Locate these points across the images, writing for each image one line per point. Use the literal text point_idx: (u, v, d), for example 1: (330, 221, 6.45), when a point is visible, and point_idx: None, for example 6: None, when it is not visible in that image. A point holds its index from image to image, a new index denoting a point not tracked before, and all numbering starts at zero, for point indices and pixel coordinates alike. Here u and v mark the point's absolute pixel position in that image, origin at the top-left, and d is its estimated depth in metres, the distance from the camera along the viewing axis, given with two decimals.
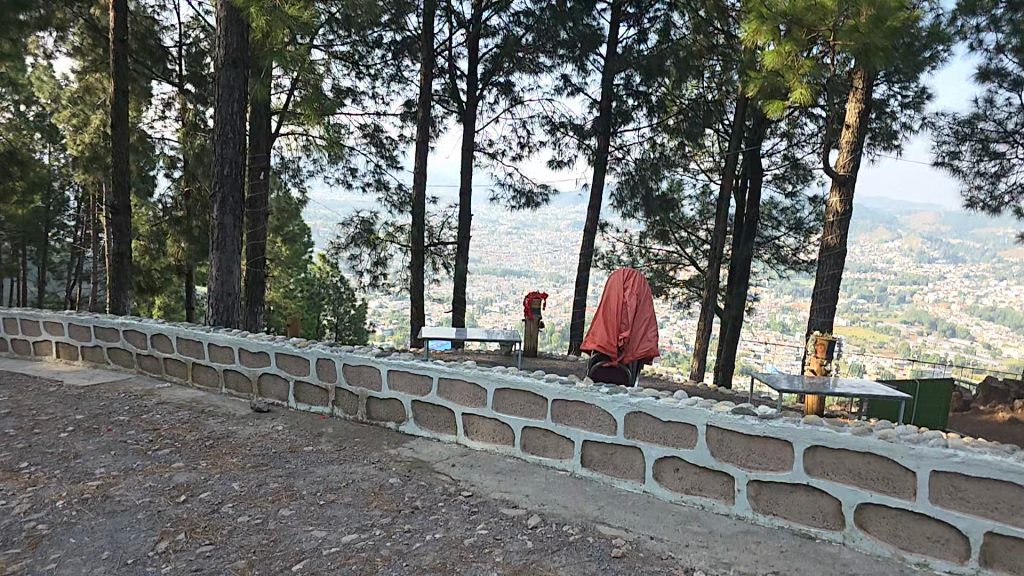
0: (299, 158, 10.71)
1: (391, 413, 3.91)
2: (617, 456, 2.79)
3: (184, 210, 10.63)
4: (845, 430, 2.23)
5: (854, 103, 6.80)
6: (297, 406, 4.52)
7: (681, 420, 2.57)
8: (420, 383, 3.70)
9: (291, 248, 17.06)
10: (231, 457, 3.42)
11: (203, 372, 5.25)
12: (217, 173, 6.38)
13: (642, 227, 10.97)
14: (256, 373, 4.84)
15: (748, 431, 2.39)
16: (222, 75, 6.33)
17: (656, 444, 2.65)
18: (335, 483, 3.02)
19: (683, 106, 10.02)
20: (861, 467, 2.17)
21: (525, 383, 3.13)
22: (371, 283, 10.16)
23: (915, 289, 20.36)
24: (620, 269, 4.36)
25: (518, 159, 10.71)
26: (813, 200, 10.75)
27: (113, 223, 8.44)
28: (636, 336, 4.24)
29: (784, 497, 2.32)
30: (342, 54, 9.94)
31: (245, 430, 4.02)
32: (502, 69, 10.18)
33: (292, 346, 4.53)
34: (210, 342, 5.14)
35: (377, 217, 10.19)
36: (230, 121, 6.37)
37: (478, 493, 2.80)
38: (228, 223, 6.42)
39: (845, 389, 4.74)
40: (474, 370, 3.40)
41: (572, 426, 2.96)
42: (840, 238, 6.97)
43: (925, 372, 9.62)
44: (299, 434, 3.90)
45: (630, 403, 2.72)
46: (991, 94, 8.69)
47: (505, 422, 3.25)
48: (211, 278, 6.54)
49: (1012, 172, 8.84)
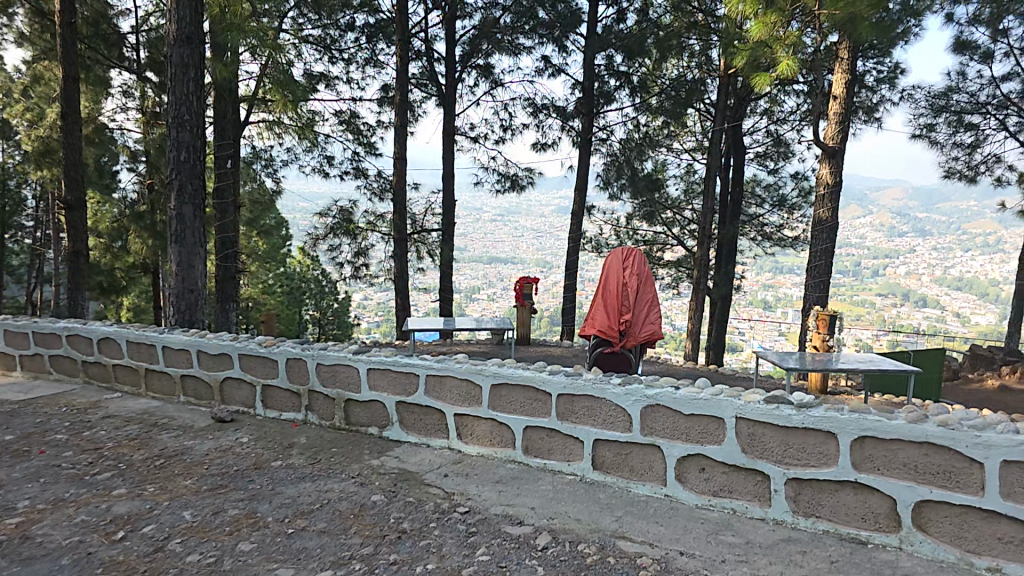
0: (272, 146, 10.00)
1: (372, 418, 3.52)
2: (633, 457, 2.46)
3: (145, 204, 9.77)
4: (897, 418, 1.90)
5: (843, 73, 6.55)
6: (265, 414, 4.10)
7: (705, 412, 2.24)
8: (404, 382, 3.31)
9: (269, 243, 16.27)
10: (184, 480, 3.07)
11: (158, 379, 4.77)
12: (173, 159, 5.75)
13: (629, 208, 10.53)
14: (217, 378, 4.39)
15: (784, 423, 2.07)
16: (174, 51, 5.62)
17: (677, 441, 2.33)
18: (306, 505, 2.66)
19: (664, 86, 9.66)
20: (919, 459, 1.84)
21: (524, 378, 2.78)
22: (352, 274, 9.57)
23: (887, 263, 20.80)
24: (619, 248, 4.00)
25: (501, 142, 10.28)
26: (796, 176, 10.49)
27: (66, 219, 7.65)
28: (639, 320, 3.92)
29: (828, 498, 2.01)
30: (314, 38, 9.23)
31: (203, 445, 3.65)
32: (481, 50, 9.65)
33: (258, 347, 4.07)
34: (166, 345, 4.65)
35: (356, 206, 9.63)
36: (184, 103, 5.72)
37: (476, 509, 2.45)
38: (187, 214, 5.81)
39: (851, 366, 4.53)
40: (466, 365, 3.03)
41: (580, 424, 2.62)
42: (833, 211, 6.77)
43: (899, 343, 9.73)
44: (267, 447, 3.51)
45: (646, 395, 2.39)
46: (963, 67, 8.60)
47: (503, 422, 2.91)
48: (171, 274, 5.93)
49: (988, 142, 8.80)
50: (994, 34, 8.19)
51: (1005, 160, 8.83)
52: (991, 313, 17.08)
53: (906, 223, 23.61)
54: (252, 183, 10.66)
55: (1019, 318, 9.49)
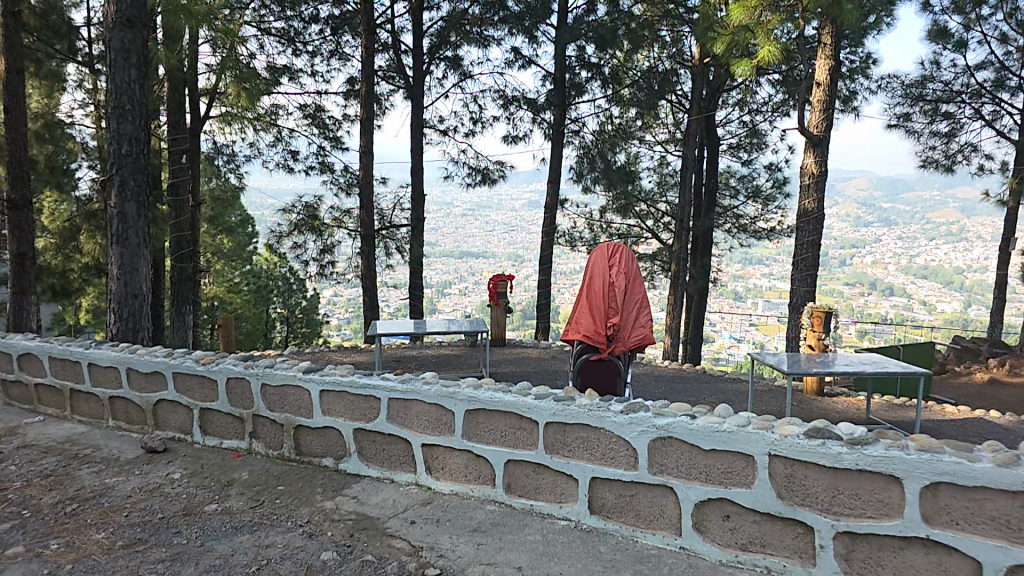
0: (231, 141, 9.18)
1: (327, 448, 3.00)
2: (638, 501, 2.04)
3: (100, 202, 8.30)
4: (980, 460, 1.51)
5: (825, 59, 6.14)
6: (204, 441, 3.52)
7: (731, 449, 1.82)
8: (364, 407, 2.81)
9: (234, 240, 15.33)
10: (96, 532, 2.49)
11: (85, 400, 4.11)
12: (113, 153, 4.99)
13: (602, 201, 10.07)
14: (150, 400, 3.77)
15: (833, 463, 1.66)
16: (113, 35, 4.85)
17: (694, 482, 1.91)
18: (239, 568, 2.12)
19: (634, 79, 9.15)
20: (1010, 513, 1.46)
21: (506, 403, 2.31)
22: (319, 273, 8.96)
23: (854, 253, 21.14)
24: (604, 244, 3.63)
25: (471, 135, 9.70)
26: (770, 167, 10.22)
27: (9, 220, 6.68)
28: (628, 323, 3.49)
29: (889, 557, 1.61)
30: (276, 30, 8.48)
31: (127, 484, 3.05)
32: (450, 42, 9.03)
33: (195, 365, 3.49)
34: (92, 363, 4.00)
35: (321, 201, 8.97)
36: (125, 92, 4.94)
37: (450, 571, 1.97)
38: (130, 212, 5.08)
39: (854, 368, 4.22)
40: (436, 388, 2.55)
41: (573, 459, 2.18)
42: (818, 203, 6.40)
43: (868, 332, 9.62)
44: (201, 487, 2.95)
45: (656, 426, 1.96)
46: (937, 55, 8.48)
47: (481, 455, 2.44)
48: (111, 278, 5.18)
49: (965, 130, 8.73)
50: (967, 22, 8.10)
51: (982, 149, 8.82)
52: (957, 299, 17.44)
53: (870, 212, 23.95)
54: (214, 181, 9.84)
55: (998, 308, 9.51)
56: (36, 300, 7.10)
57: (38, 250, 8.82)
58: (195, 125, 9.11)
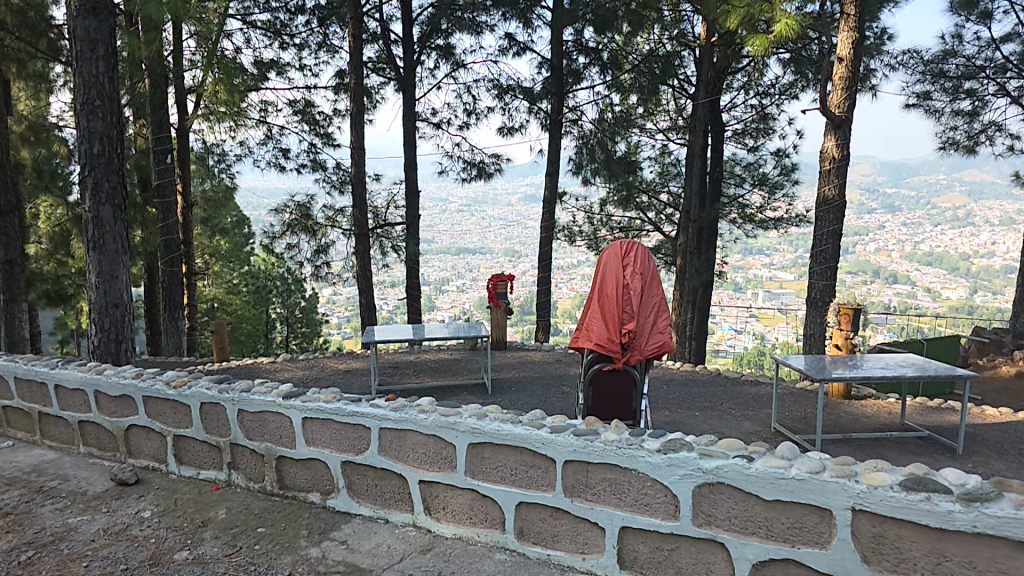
0: (221, 141, 8.76)
1: (312, 481, 2.65)
2: (680, 555, 1.71)
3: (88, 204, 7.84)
4: None
5: (847, 33, 5.71)
6: (179, 471, 3.17)
7: (800, 500, 1.50)
8: (353, 437, 2.46)
9: (226, 240, 14.88)
10: None
11: (53, 424, 3.74)
12: (83, 152, 4.57)
13: (601, 194, 9.75)
14: (121, 426, 3.41)
15: (939, 524, 1.34)
16: (75, 23, 4.43)
17: (752, 538, 1.58)
18: None
19: (635, 64, 8.78)
20: None
21: (516, 437, 1.98)
22: (314, 274, 8.59)
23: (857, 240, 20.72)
24: (616, 241, 3.30)
25: (465, 128, 9.24)
26: (777, 153, 9.81)
27: None
28: (644, 329, 3.13)
29: None
30: (262, 22, 8.06)
31: (92, 524, 2.69)
32: (441, 29, 8.63)
33: (166, 388, 3.12)
34: (58, 384, 3.64)
35: (314, 200, 8.57)
36: (93, 86, 4.52)
37: None
38: (106, 215, 4.68)
39: (894, 372, 3.83)
40: (434, 419, 2.21)
41: (599, 504, 1.84)
42: (839, 189, 6.02)
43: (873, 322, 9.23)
44: (174, 528, 2.59)
45: (703, 469, 1.64)
46: (958, 28, 8.08)
47: (488, 495, 2.09)
48: (88, 288, 4.77)
49: (988, 108, 8.33)
50: None
51: (1006, 129, 8.41)
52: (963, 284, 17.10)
53: (874, 197, 23.48)
54: (206, 180, 9.44)
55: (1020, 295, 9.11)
56: (26, 307, 6.68)
57: (31, 258, 8.22)
58: (180, 124, 8.69)
